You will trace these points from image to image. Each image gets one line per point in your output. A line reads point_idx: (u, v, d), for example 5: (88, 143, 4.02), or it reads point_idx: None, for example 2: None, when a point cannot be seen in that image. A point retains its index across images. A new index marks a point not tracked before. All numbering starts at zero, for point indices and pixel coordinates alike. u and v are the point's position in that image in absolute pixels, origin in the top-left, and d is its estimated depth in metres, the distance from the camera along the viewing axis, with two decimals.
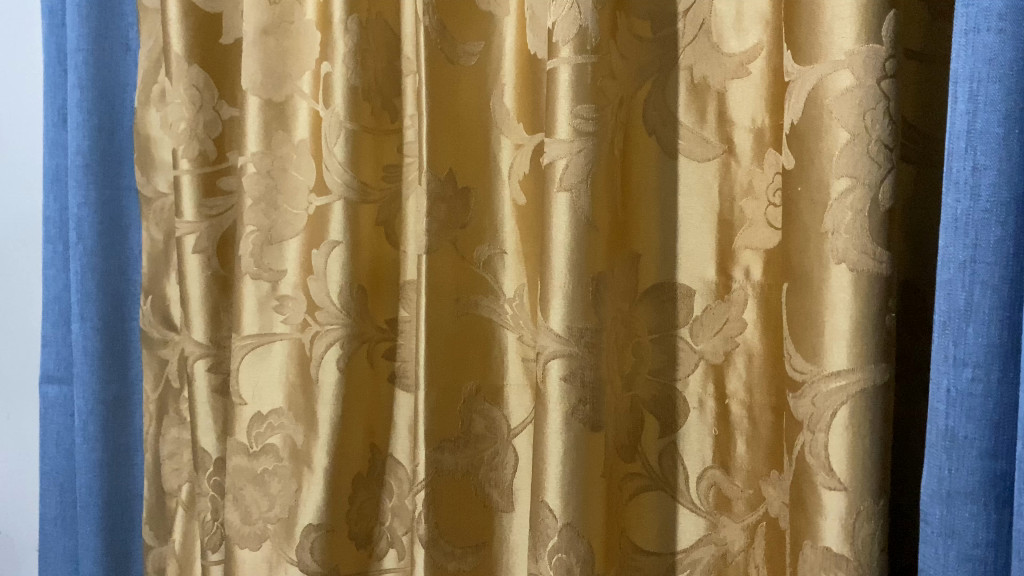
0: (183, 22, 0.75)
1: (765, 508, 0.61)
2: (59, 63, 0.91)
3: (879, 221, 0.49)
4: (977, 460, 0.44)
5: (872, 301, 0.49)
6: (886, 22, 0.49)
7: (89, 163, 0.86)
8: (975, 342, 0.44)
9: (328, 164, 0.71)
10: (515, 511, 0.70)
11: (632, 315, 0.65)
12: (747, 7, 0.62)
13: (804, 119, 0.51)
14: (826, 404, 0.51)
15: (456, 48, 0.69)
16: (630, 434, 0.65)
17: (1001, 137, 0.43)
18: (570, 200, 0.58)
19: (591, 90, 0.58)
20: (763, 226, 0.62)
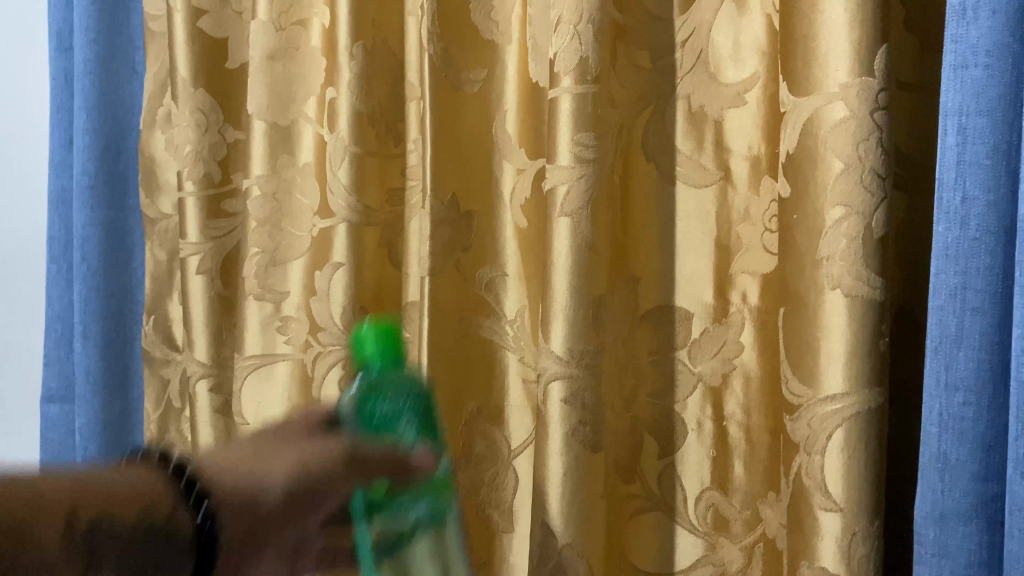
0: (190, 47, 0.76)
1: (762, 528, 0.62)
2: (66, 84, 0.92)
3: (873, 249, 0.51)
4: (968, 482, 0.45)
5: (867, 326, 0.51)
6: (878, 56, 0.50)
7: (94, 184, 0.87)
8: (966, 368, 0.45)
9: (333, 187, 0.72)
10: (515, 532, 0.71)
11: (631, 337, 0.66)
12: (744, 38, 0.64)
13: (800, 148, 0.53)
14: (822, 426, 0.52)
15: (460, 76, 0.71)
16: (629, 455, 0.66)
17: (989, 168, 0.44)
18: (571, 225, 0.59)
19: (591, 118, 0.59)
20: (760, 251, 0.63)
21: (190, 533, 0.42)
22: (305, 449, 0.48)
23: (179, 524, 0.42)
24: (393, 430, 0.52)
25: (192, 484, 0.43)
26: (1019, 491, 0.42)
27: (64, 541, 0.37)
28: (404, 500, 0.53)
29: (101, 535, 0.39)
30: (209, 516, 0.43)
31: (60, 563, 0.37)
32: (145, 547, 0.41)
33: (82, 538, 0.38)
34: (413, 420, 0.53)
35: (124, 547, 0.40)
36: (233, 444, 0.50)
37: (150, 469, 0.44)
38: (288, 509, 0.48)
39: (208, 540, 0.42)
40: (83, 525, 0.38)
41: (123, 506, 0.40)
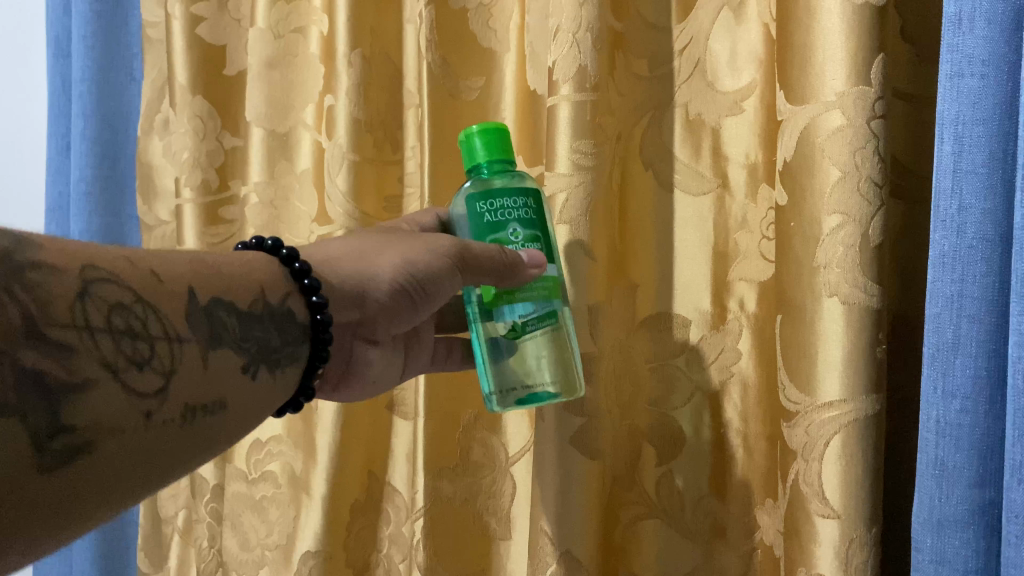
0: (189, 54, 0.76)
1: (760, 536, 0.62)
2: (64, 91, 0.92)
3: (870, 256, 0.51)
4: (965, 489, 0.45)
5: (863, 334, 0.51)
6: (875, 66, 0.50)
7: (93, 191, 0.88)
8: (962, 375, 0.45)
9: (331, 194, 0.72)
10: (513, 539, 0.71)
11: (629, 344, 0.66)
12: (740, 47, 0.64)
13: (797, 156, 0.53)
14: (820, 433, 0.52)
15: (458, 83, 0.71)
16: (627, 462, 0.66)
17: (986, 177, 0.44)
18: (569, 232, 0.60)
19: (590, 125, 0.59)
20: (757, 258, 0.63)
21: (306, 319, 0.50)
22: (415, 250, 0.54)
23: (293, 308, 0.50)
24: (503, 234, 0.55)
25: (305, 275, 0.50)
26: (1016, 498, 0.42)
27: (188, 310, 0.43)
28: (526, 295, 0.55)
29: (220, 309, 0.45)
30: (321, 308, 0.50)
31: (182, 331, 0.42)
32: (267, 327, 0.48)
33: (199, 312, 0.43)
34: (523, 223, 0.55)
35: (237, 322, 0.45)
36: (340, 244, 0.56)
37: (270, 259, 0.51)
38: (395, 309, 0.55)
39: (322, 324, 0.50)
40: (203, 301, 0.44)
41: (239, 292, 0.46)
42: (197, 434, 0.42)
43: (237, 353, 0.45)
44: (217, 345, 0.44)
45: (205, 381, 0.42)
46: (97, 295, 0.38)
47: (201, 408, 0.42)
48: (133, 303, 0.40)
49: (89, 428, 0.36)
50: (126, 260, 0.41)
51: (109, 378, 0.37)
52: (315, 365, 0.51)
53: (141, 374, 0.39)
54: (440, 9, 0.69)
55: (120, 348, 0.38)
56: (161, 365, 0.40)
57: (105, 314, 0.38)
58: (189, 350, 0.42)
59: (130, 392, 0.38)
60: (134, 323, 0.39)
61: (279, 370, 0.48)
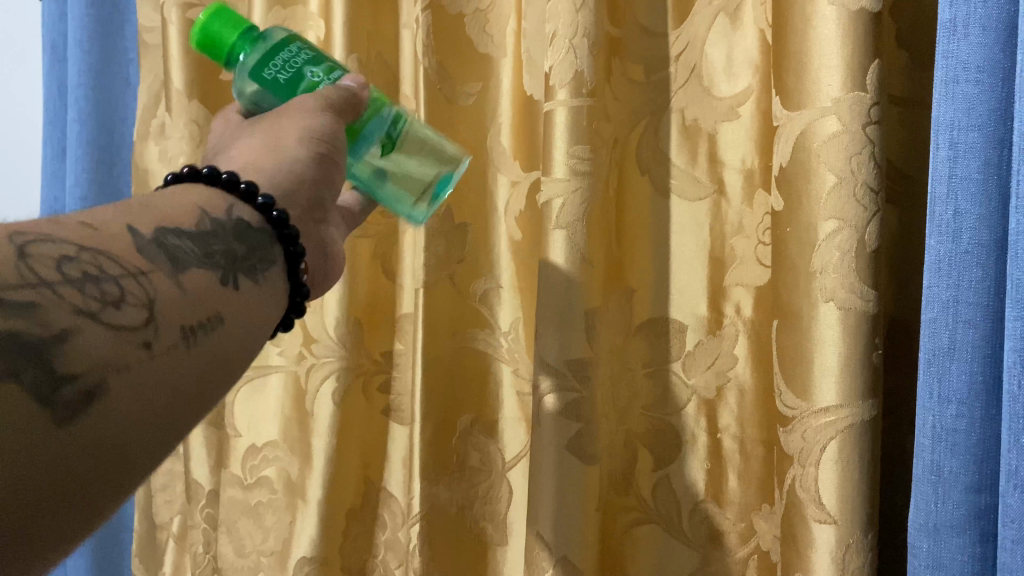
0: (185, 58, 0.76)
1: (756, 541, 0.62)
2: (61, 96, 0.92)
3: (866, 262, 0.51)
4: (961, 495, 0.45)
5: (859, 340, 0.51)
6: (871, 72, 0.51)
7: (88, 196, 0.88)
8: (958, 380, 0.45)
9: None
10: (509, 544, 0.70)
11: (625, 349, 0.66)
12: (736, 53, 0.64)
13: (793, 161, 0.53)
14: (816, 438, 0.52)
15: (456, 88, 0.72)
16: (624, 467, 0.66)
17: (981, 183, 0.44)
18: (565, 237, 0.59)
19: (587, 130, 0.60)
20: (754, 264, 0.63)
21: (267, 229, 0.43)
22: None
23: (245, 217, 0.42)
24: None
25: (269, 207, 0.43)
26: (1013, 504, 0.42)
27: (137, 245, 0.35)
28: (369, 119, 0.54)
29: (169, 236, 0.37)
30: (286, 225, 0.43)
31: (143, 264, 0.34)
32: (227, 238, 0.40)
33: (150, 244, 0.35)
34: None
35: (194, 243, 0.38)
36: (239, 137, 0.51)
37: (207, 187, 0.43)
38: (323, 175, 0.50)
39: (289, 235, 0.43)
40: (148, 233, 0.36)
41: (182, 217, 0.39)
42: (209, 359, 0.35)
43: (209, 269, 0.37)
44: (184, 267, 0.36)
45: (191, 303, 0.35)
46: (35, 255, 0.31)
47: (200, 328, 0.35)
48: (78, 252, 0.32)
49: (90, 372, 0.29)
50: (82, 224, 0.35)
51: (90, 322, 0.30)
52: (293, 267, 0.44)
53: (120, 311, 0.32)
54: (437, 14, 0.69)
55: (88, 293, 0.31)
56: (140, 297, 0.33)
57: (55, 266, 0.31)
58: (157, 279, 0.34)
59: (114, 327, 0.31)
60: (90, 268, 0.32)
61: (261, 276, 0.41)
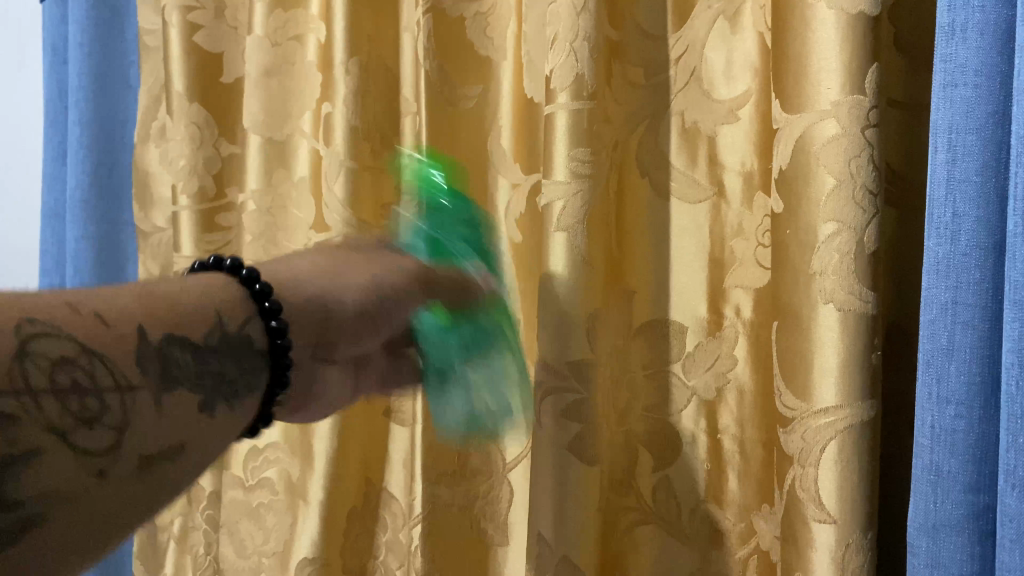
0: (186, 61, 0.77)
1: (756, 541, 0.62)
2: (61, 98, 0.93)
3: (864, 264, 0.51)
4: (960, 494, 0.45)
5: (859, 341, 0.51)
6: (870, 75, 0.51)
7: (88, 198, 0.89)
8: (956, 381, 0.45)
9: (328, 202, 0.73)
10: (510, 545, 0.70)
11: (626, 350, 0.67)
12: (736, 56, 0.64)
13: (793, 164, 0.54)
14: (816, 438, 0.52)
15: (456, 92, 0.72)
16: (624, 468, 0.67)
17: (979, 186, 0.45)
18: (566, 239, 0.60)
19: (587, 133, 0.60)
20: (753, 265, 0.63)
21: (263, 344, 0.45)
22: (376, 270, 0.55)
23: (253, 335, 0.44)
24: (449, 256, 0.61)
25: (264, 297, 0.45)
26: (1011, 503, 0.42)
27: (138, 353, 0.38)
28: (477, 316, 0.60)
29: (174, 347, 0.40)
30: (282, 333, 0.45)
31: (134, 379, 0.37)
32: (223, 357, 0.42)
33: (151, 353, 0.38)
34: (466, 239, 0.63)
35: (193, 359, 0.41)
36: (310, 255, 0.54)
37: (228, 279, 0.45)
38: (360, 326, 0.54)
39: (281, 348, 0.45)
40: (155, 341, 0.39)
41: (193, 324, 0.41)
42: (157, 486, 0.38)
43: (193, 391, 0.40)
44: (172, 388, 0.39)
45: (162, 427, 0.38)
46: (36, 354, 0.34)
47: (160, 455, 0.38)
48: (79, 355, 0.36)
49: (38, 498, 0.33)
50: (67, 306, 0.36)
51: (56, 441, 0.34)
52: (275, 392, 0.46)
53: (91, 432, 0.35)
54: (437, 17, 0.69)
55: (67, 409, 0.35)
56: (114, 421, 0.36)
57: (48, 374, 0.34)
58: (141, 397, 0.38)
59: (81, 453, 0.35)
60: (82, 377, 0.35)
61: (239, 404, 0.43)
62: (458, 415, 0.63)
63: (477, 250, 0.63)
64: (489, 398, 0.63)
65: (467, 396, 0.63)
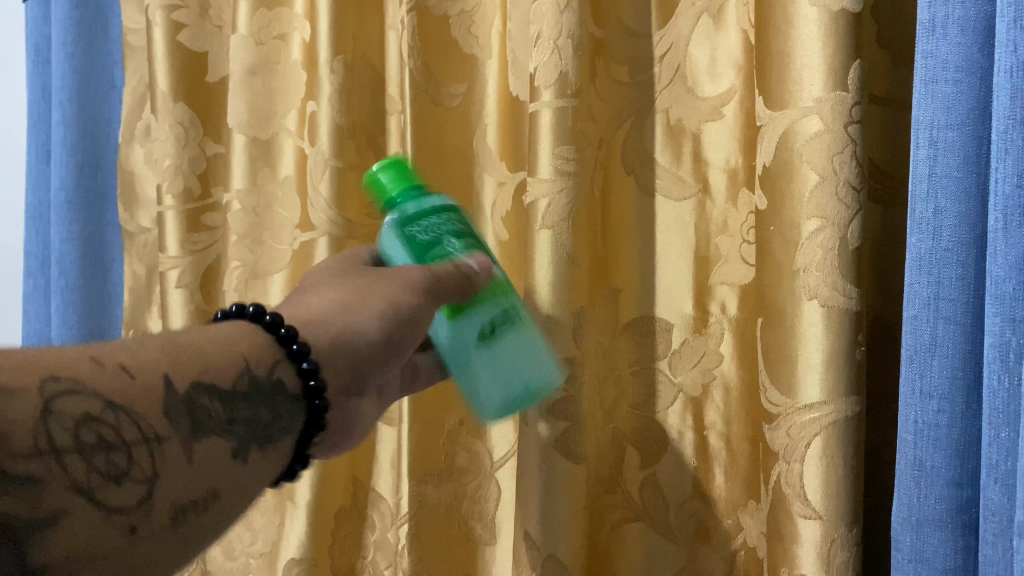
0: (170, 61, 0.76)
1: (743, 537, 0.63)
2: (44, 99, 0.92)
3: (849, 259, 0.51)
4: (943, 489, 0.46)
5: (843, 337, 0.51)
6: (852, 71, 0.51)
7: (72, 199, 0.88)
8: (940, 376, 0.45)
9: (315, 201, 0.72)
10: (498, 543, 0.70)
11: (612, 348, 0.67)
12: (720, 53, 0.64)
13: (776, 161, 0.54)
14: (801, 435, 0.52)
15: (440, 89, 0.72)
16: (611, 466, 0.67)
17: (960, 182, 0.45)
18: (552, 237, 0.60)
19: (571, 131, 0.60)
20: (739, 263, 0.64)
21: (297, 390, 0.44)
22: (388, 289, 0.50)
23: (284, 378, 0.44)
24: (438, 246, 0.52)
25: (291, 340, 0.45)
26: (993, 498, 0.43)
27: (164, 405, 0.37)
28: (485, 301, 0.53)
29: (202, 395, 0.39)
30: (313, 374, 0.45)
31: (161, 430, 0.37)
32: (256, 404, 0.42)
33: (178, 404, 0.38)
34: (454, 235, 0.53)
35: (221, 404, 0.40)
36: (329, 283, 0.52)
37: (239, 321, 0.46)
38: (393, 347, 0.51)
39: (315, 391, 0.45)
40: (182, 389, 0.38)
41: (221, 369, 0.41)
42: (191, 538, 0.37)
43: (225, 440, 0.40)
44: (201, 436, 0.38)
45: (191, 477, 0.37)
46: (59, 412, 0.34)
47: (191, 506, 0.37)
48: (105, 411, 0.35)
49: (65, 560, 0.32)
50: (92, 359, 0.37)
51: (83, 502, 0.33)
52: (310, 434, 0.45)
53: (120, 488, 0.34)
54: (422, 16, 0.70)
55: (93, 466, 0.34)
56: (142, 474, 0.35)
57: (72, 431, 0.34)
58: (169, 446, 0.37)
59: (106, 510, 0.34)
60: (107, 433, 0.35)
61: (273, 447, 0.42)
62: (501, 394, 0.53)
63: (472, 241, 0.54)
64: (530, 366, 0.54)
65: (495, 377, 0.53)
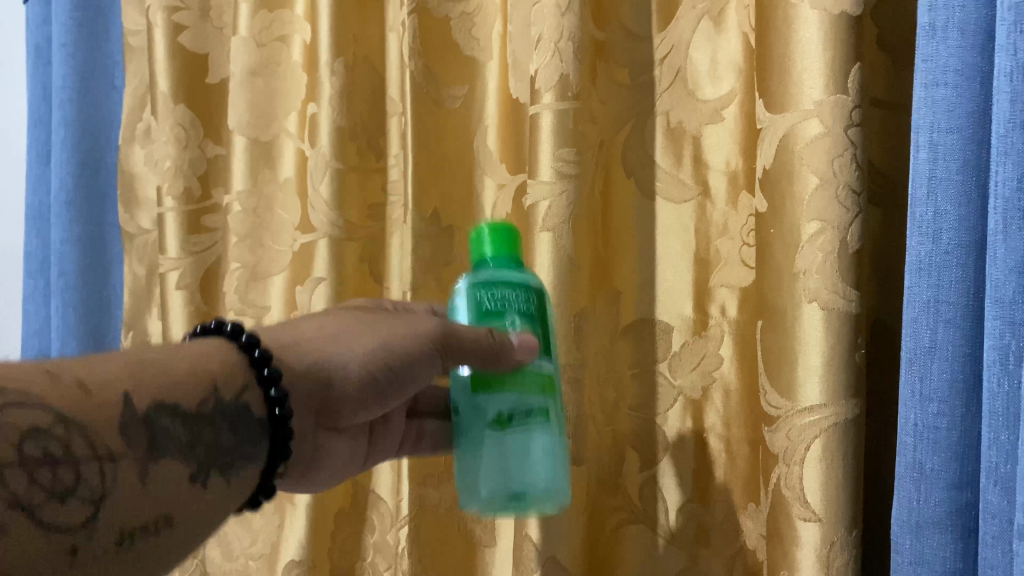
0: (171, 62, 0.76)
1: (742, 540, 0.63)
2: (45, 100, 0.92)
3: (848, 262, 0.52)
4: (942, 492, 0.46)
5: (843, 339, 0.51)
6: (853, 74, 0.51)
7: (72, 199, 0.88)
8: (939, 379, 0.45)
9: (315, 203, 0.72)
10: (498, 546, 0.70)
11: (612, 351, 0.67)
12: (721, 56, 0.64)
13: (776, 164, 0.54)
14: (801, 437, 0.52)
15: (441, 91, 0.72)
16: (610, 468, 0.67)
17: (960, 185, 0.45)
18: (553, 239, 0.60)
19: (572, 133, 0.60)
20: (739, 265, 0.63)
21: (263, 416, 0.44)
22: (395, 334, 0.50)
23: (250, 403, 0.43)
24: (500, 320, 0.51)
25: (264, 364, 0.44)
26: (993, 500, 0.43)
27: (123, 423, 0.37)
28: (519, 386, 0.49)
29: (163, 414, 0.39)
30: (281, 404, 0.44)
31: (115, 448, 0.36)
32: (219, 427, 0.42)
33: (139, 423, 0.38)
34: (523, 315, 0.51)
35: (184, 428, 0.40)
36: (326, 318, 0.51)
37: (223, 343, 0.45)
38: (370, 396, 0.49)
39: (280, 418, 0.44)
40: (142, 408, 0.38)
41: (187, 393, 0.41)
42: (139, 562, 0.36)
43: (183, 461, 0.40)
44: (158, 457, 0.38)
45: (144, 499, 0.37)
46: (9, 424, 0.33)
47: (144, 529, 0.37)
48: (54, 425, 0.34)
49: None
50: (47, 375, 0.36)
51: (23, 516, 0.32)
52: (276, 464, 0.45)
53: (65, 506, 0.34)
54: (423, 18, 0.70)
55: (37, 482, 0.33)
56: (89, 493, 0.35)
57: (17, 445, 0.33)
58: (125, 465, 0.37)
59: (47, 527, 0.33)
60: (55, 449, 0.34)
61: (234, 475, 0.42)
62: (497, 489, 0.49)
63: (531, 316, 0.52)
64: (541, 474, 0.49)
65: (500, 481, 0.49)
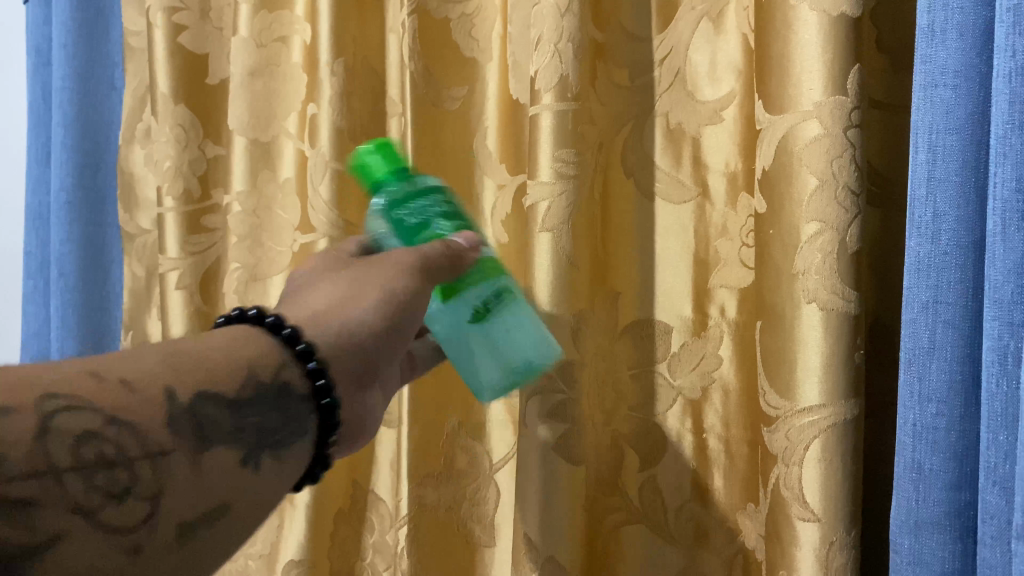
0: (171, 63, 0.76)
1: (742, 540, 0.63)
2: (44, 101, 0.92)
3: (848, 263, 0.52)
4: (941, 492, 0.46)
5: (842, 340, 0.51)
6: (852, 75, 0.51)
7: (72, 200, 0.88)
8: (938, 379, 0.46)
9: (314, 203, 0.72)
10: (498, 545, 0.70)
11: (611, 352, 0.67)
12: (720, 57, 0.64)
13: (775, 165, 0.54)
14: (800, 438, 0.52)
15: (440, 92, 0.72)
16: (610, 468, 0.68)
17: (959, 186, 0.45)
18: (552, 240, 0.60)
19: (571, 134, 0.60)
20: (738, 266, 0.64)
21: (307, 392, 0.41)
22: (383, 277, 0.49)
23: (290, 380, 0.41)
24: (428, 231, 0.54)
25: (296, 340, 0.42)
26: (992, 501, 0.43)
27: (168, 415, 0.35)
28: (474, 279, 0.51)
29: (207, 404, 0.37)
30: (321, 373, 0.42)
31: (166, 444, 0.35)
32: (264, 408, 0.39)
33: (183, 413, 0.36)
34: (444, 217, 0.54)
35: (229, 410, 0.38)
36: (325, 283, 0.51)
37: (250, 327, 0.42)
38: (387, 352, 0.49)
39: (325, 389, 0.42)
40: (184, 399, 0.36)
41: (222, 379, 0.38)
42: (196, 555, 0.35)
43: (233, 448, 0.37)
44: (207, 447, 0.36)
45: (197, 489, 0.35)
46: (59, 430, 0.32)
47: (197, 521, 0.35)
48: (105, 427, 0.33)
49: None
50: (91, 376, 0.35)
51: (82, 523, 0.32)
52: (326, 436, 0.42)
53: (122, 506, 0.33)
54: (423, 18, 0.70)
55: (94, 485, 0.32)
56: (146, 491, 0.34)
57: (71, 448, 0.32)
58: (175, 458, 0.35)
59: (107, 529, 0.32)
60: (110, 450, 0.33)
61: (285, 452, 0.40)
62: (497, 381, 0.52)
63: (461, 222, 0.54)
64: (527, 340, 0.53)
65: (503, 361, 0.52)
